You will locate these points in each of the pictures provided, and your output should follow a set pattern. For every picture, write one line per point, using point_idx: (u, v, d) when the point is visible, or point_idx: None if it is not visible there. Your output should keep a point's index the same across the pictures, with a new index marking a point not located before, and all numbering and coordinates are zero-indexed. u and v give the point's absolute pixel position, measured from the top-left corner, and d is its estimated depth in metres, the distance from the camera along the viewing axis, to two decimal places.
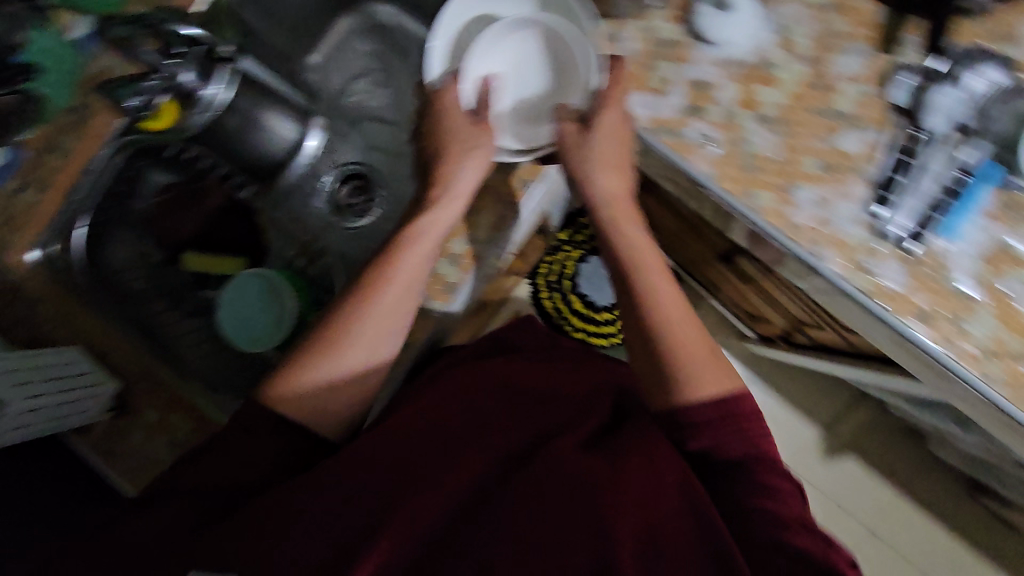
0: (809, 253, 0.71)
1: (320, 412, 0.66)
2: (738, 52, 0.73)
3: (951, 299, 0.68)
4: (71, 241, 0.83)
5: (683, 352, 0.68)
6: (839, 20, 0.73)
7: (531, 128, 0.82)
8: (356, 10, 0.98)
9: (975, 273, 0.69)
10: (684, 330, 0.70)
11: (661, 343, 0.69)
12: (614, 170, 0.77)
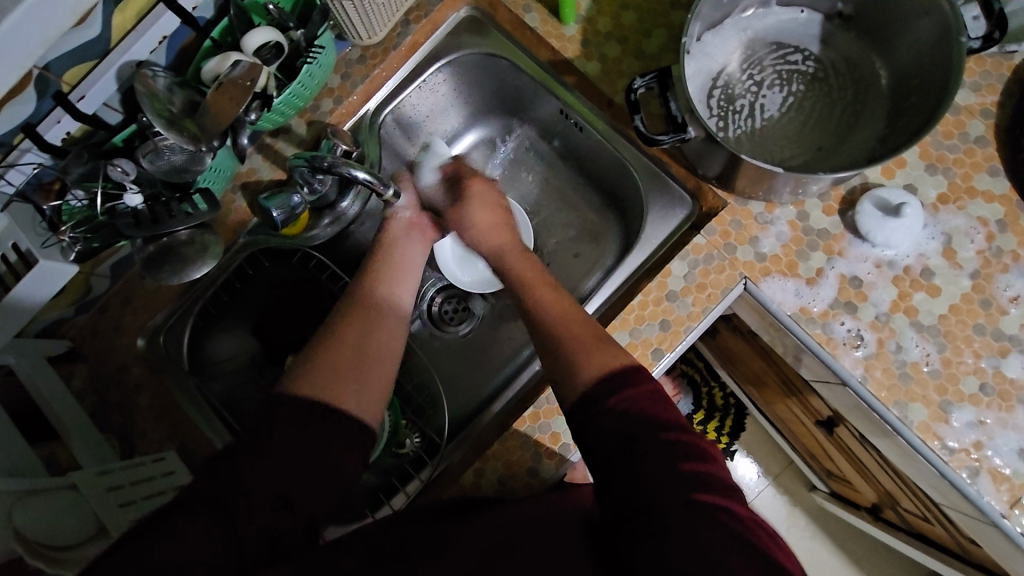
0: (880, 403, 0.68)
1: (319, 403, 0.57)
2: (896, 253, 0.70)
3: (1001, 422, 0.66)
4: (182, 338, 0.82)
5: (573, 345, 0.62)
6: (1005, 237, 0.69)
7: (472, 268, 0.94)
8: (484, 129, 0.96)
9: (1012, 423, 0.66)
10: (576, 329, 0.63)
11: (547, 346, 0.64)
12: (690, 286, 0.72)
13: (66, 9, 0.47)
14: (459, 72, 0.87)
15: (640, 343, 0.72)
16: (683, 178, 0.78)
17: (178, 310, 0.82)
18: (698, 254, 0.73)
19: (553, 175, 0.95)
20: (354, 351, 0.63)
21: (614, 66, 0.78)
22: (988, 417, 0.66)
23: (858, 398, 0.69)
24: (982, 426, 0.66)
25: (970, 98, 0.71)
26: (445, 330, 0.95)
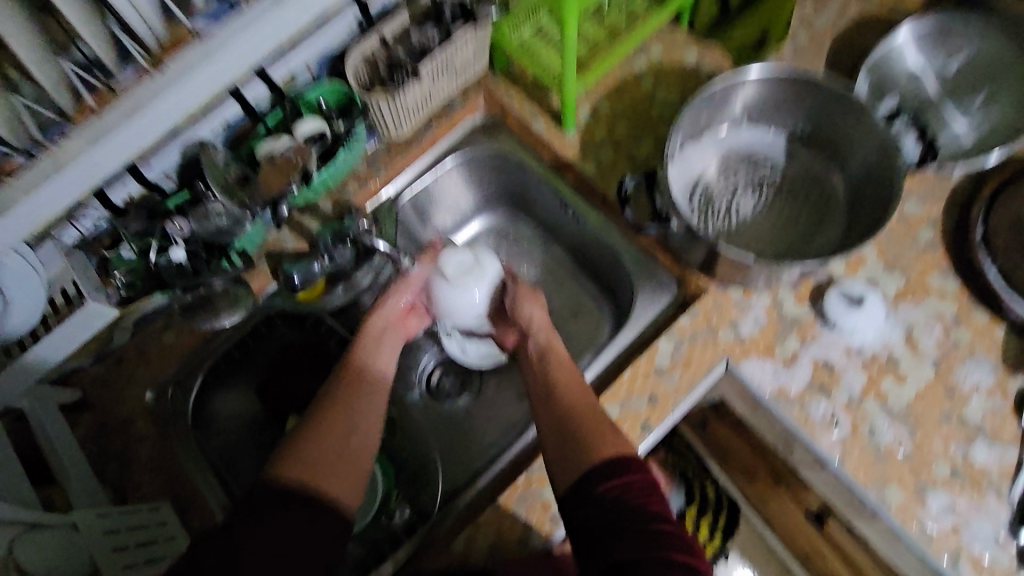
0: (858, 484, 0.71)
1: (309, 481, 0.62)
2: (864, 341, 0.76)
3: (976, 508, 0.68)
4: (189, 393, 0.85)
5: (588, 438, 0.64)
6: (959, 331, 0.75)
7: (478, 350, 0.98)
8: (491, 218, 1.06)
9: (984, 509, 0.68)
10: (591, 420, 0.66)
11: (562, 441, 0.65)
12: (677, 363, 0.78)
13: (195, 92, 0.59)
14: (472, 166, 0.98)
15: (629, 415, 0.76)
16: (670, 266, 0.86)
17: (190, 367, 0.85)
18: (683, 334, 0.79)
19: (551, 260, 1.03)
20: (345, 415, 0.69)
21: (609, 168, 0.88)
22: (961, 502, 0.69)
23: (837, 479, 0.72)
24: (957, 511, 0.68)
25: (918, 209, 0.81)
26: (443, 402, 0.98)
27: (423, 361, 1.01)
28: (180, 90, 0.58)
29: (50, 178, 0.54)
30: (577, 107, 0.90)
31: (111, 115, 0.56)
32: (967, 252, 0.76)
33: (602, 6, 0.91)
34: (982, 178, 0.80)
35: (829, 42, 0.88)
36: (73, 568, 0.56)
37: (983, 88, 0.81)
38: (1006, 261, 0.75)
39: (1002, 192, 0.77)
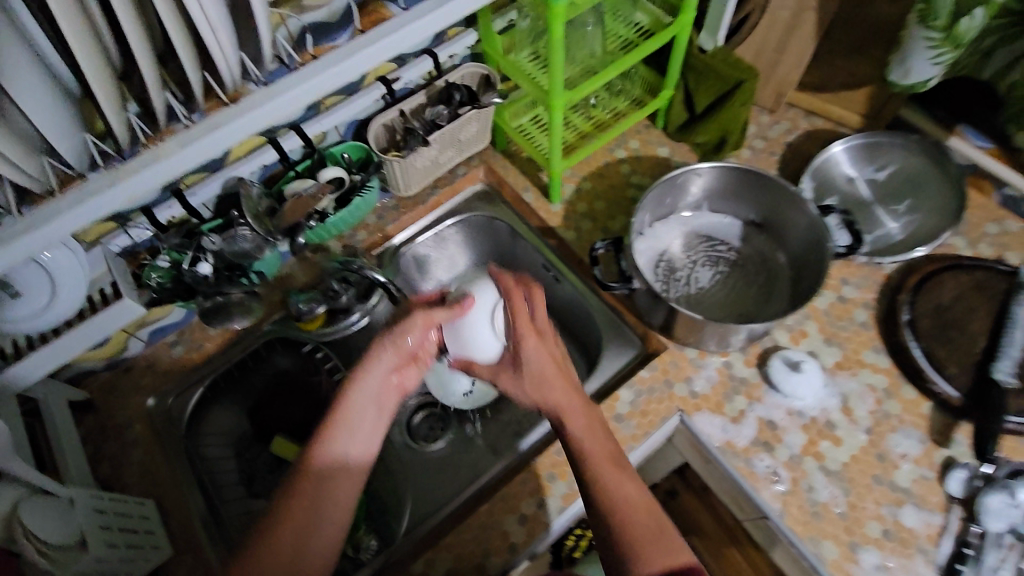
0: (797, 538, 0.76)
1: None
2: (805, 404, 0.84)
3: (903, 568, 0.73)
4: (186, 405, 0.91)
5: (640, 559, 0.57)
6: (891, 402, 0.83)
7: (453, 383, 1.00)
8: None
9: (911, 569, 0.73)
10: (643, 532, 0.59)
11: (616, 560, 0.59)
12: (635, 411, 0.85)
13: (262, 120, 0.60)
14: (468, 228, 1.10)
15: None
16: (635, 326, 0.95)
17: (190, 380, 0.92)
18: (642, 385, 0.87)
19: None
20: (309, 493, 0.61)
21: (587, 237, 1.01)
22: (890, 562, 0.73)
23: (777, 532, 0.77)
24: (885, 570, 0.73)
25: (855, 293, 0.91)
26: (420, 442, 1.05)
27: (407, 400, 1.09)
28: (253, 117, 0.59)
29: (121, 183, 0.56)
30: (563, 184, 1.05)
31: (174, 141, 0.57)
32: (895, 332, 0.86)
33: (590, 103, 1.08)
34: (909, 270, 0.91)
35: (781, 149, 1.04)
36: (65, 535, 0.62)
37: (908, 196, 0.94)
38: (929, 342, 0.84)
39: (924, 283, 0.88)
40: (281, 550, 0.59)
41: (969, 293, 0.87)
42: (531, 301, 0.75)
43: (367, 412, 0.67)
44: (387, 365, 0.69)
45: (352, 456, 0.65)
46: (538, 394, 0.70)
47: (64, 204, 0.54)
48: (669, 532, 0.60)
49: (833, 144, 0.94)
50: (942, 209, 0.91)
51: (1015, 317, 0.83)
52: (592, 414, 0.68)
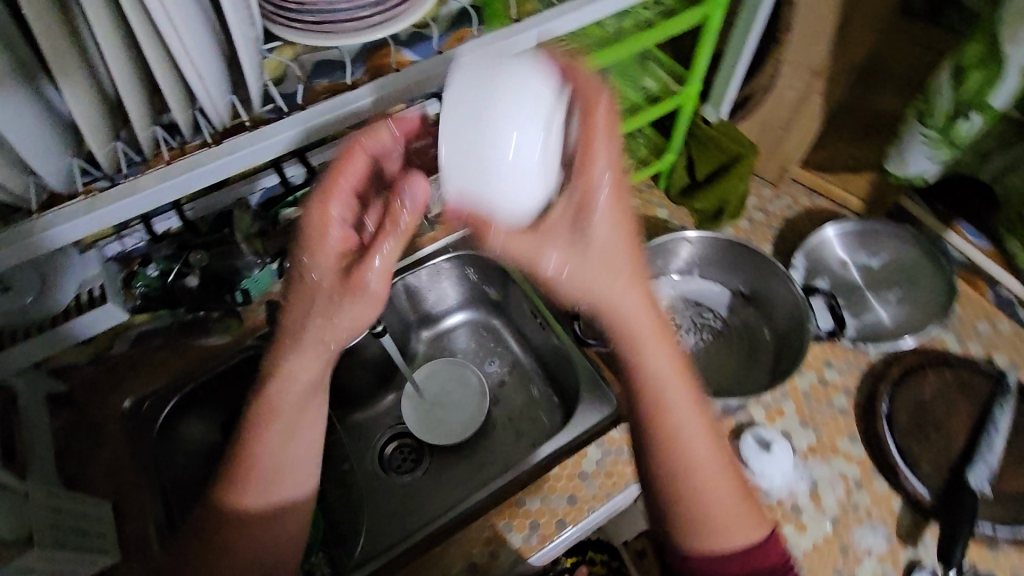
0: None
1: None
2: (773, 486, 0.82)
3: None
4: (159, 412, 0.92)
5: (707, 530, 0.56)
6: (861, 495, 0.81)
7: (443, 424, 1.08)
8: (473, 312, 1.19)
9: None
10: (721, 507, 0.57)
11: (679, 520, 0.57)
12: (601, 471, 0.85)
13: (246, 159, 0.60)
14: (463, 265, 1.12)
15: (548, 510, 0.83)
16: (613, 383, 0.95)
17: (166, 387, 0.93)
18: (612, 445, 0.87)
19: (517, 361, 1.14)
20: (259, 501, 0.63)
21: None
22: None
23: None
24: None
25: (836, 377, 0.89)
26: (391, 473, 1.06)
27: (386, 429, 1.11)
28: (238, 157, 0.59)
29: (100, 207, 0.56)
30: None
31: (159, 171, 0.58)
32: (872, 422, 0.85)
33: None
34: (894, 359, 0.90)
35: (777, 225, 1.03)
36: (12, 531, 0.63)
37: (899, 284, 0.95)
38: (904, 437, 0.83)
39: (907, 375, 0.87)
40: (243, 549, 0.62)
41: (951, 390, 0.86)
42: (598, 146, 0.54)
43: (298, 439, 0.64)
44: (303, 360, 0.61)
45: (290, 484, 0.64)
46: (601, 288, 0.57)
47: (29, 235, 0.54)
48: (749, 510, 0.58)
49: (827, 227, 0.96)
50: (931, 299, 0.91)
51: (994, 424, 0.82)
52: (672, 346, 0.60)
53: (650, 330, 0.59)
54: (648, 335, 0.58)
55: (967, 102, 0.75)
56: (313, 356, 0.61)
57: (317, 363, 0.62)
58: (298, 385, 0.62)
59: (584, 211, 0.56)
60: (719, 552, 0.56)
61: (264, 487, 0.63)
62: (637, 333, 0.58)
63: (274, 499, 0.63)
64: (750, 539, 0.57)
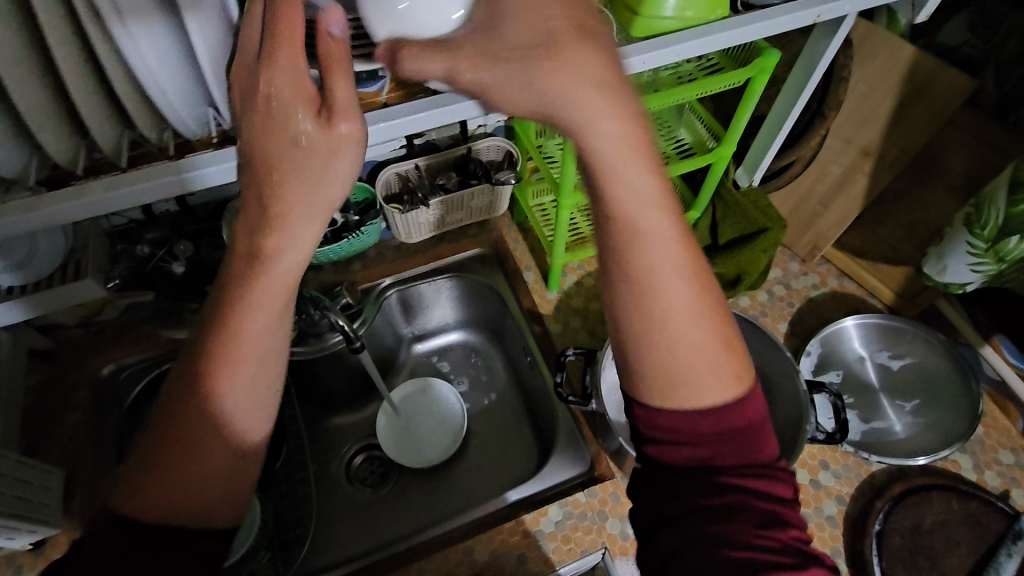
0: None
1: (183, 495, 0.44)
2: None
3: None
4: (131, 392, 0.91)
5: (677, 385, 0.48)
6: None
7: (433, 401, 1.08)
8: (467, 336, 1.15)
9: None
10: (695, 361, 0.48)
11: (656, 372, 0.49)
12: (558, 536, 0.80)
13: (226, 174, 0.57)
14: (463, 287, 1.08)
15: (495, 565, 0.78)
16: (591, 441, 0.89)
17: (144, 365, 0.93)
18: (574, 507, 0.82)
19: (503, 394, 1.10)
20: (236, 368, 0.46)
21: (572, 333, 1.00)
22: None
23: None
24: None
25: (831, 480, 0.81)
26: (354, 486, 1.02)
27: (356, 441, 1.08)
28: (219, 171, 0.57)
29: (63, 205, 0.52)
30: (565, 273, 1.04)
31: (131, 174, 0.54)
32: (860, 540, 0.77)
33: None
34: (898, 475, 0.81)
35: (798, 303, 0.96)
36: None
37: (918, 395, 0.87)
38: (893, 563, 0.75)
39: (911, 496, 0.79)
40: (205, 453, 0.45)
41: (957, 523, 0.78)
42: (551, 32, 0.47)
43: (263, 340, 0.47)
44: (251, 230, 0.47)
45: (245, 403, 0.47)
46: (562, 92, 0.47)
47: (172, 178, 0.55)
48: (727, 355, 0.50)
49: (848, 318, 0.89)
50: (952, 415, 0.83)
51: (999, 571, 0.75)
52: (650, 158, 0.49)
53: (628, 150, 0.48)
54: (628, 144, 0.48)
55: (1017, 218, 0.68)
56: (295, 235, 0.46)
57: (300, 249, 0.47)
58: (281, 279, 0.47)
59: (559, 36, 0.47)
60: (693, 409, 0.49)
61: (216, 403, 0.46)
62: (606, 153, 0.48)
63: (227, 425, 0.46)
64: (728, 392, 0.49)
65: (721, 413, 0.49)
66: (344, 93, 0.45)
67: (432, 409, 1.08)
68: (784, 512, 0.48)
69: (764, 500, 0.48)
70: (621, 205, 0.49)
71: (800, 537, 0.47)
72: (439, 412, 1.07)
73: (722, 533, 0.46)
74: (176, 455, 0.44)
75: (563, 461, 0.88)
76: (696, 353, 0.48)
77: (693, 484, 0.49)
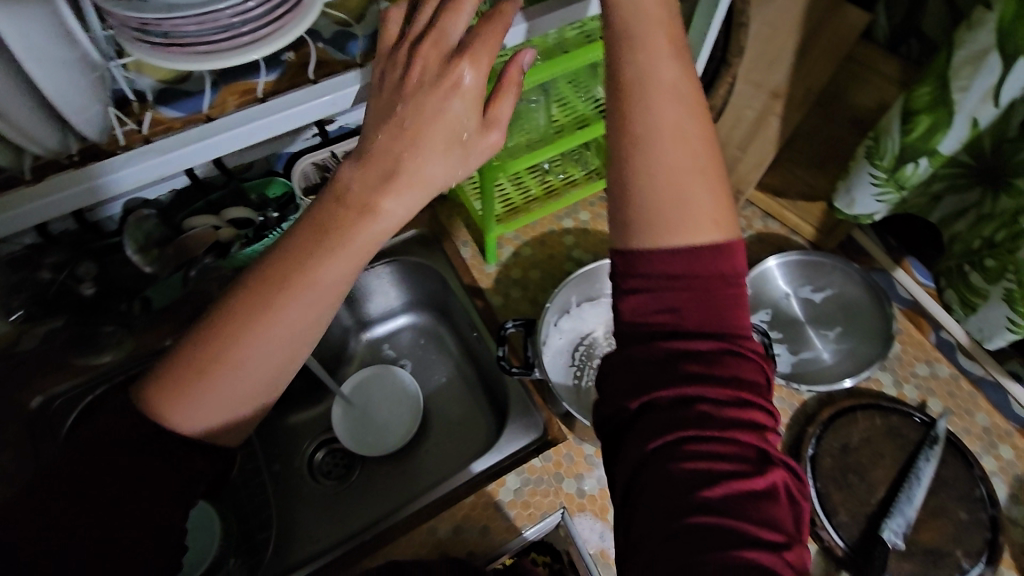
0: None
1: (212, 404, 0.50)
2: None
3: None
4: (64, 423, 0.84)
5: (663, 223, 0.52)
6: None
7: (386, 379, 1.08)
8: (414, 317, 1.14)
9: None
10: (685, 195, 0.53)
11: (648, 210, 0.53)
12: (518, 504, 0.82)
13: (139, 176, 0.61)
14: (403, 269, 1.07)
15: (461, 540, 0.80)
16: (542, 407, 0.92)
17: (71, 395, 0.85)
18: (531, 474, 0.84)
19: (457, 370, 1.10)
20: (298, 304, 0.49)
21: (514, 305, 1.01)
22: None
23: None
24: None
25: None
26: (318, 481, 1.02)
27: (315, 436, 1.07)
28: (134, 169, 0.61)
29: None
30: (501, 245, 1.04)
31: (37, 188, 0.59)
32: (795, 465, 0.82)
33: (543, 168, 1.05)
34: (827, 400, 0.87)
35: None
36: None
37: (840, 322, 0.92)
38: (826, 483, 0.81)
39: (839, 417, 0.85)
40: (243, 377, 0.50)
41: (880, 437, 0.84)
42: None
43: (334, 287, 0.50)
44: (368, 183, 0.50)
45: (261, 363, 0.50)
46: None
47: (86, 184, 0.59)
48: (712, 202, 0.53)
49: (770, 258, 0.93)
50: (870, 340, 0.88)
51: (917, 475, 0.80)
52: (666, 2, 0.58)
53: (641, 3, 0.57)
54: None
55: (914, 146, 0.72)
56: (404, 199, 0.50)
57: (405, 209, 0.51)
58: (371, 238, 0.50)
59: None
60: (666, 251, 0.52)
61: (242, 348, 0.49)
62: None
63: (266, 348, 0.50)
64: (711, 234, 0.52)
65: (711, 253, 0.52)
66: (493, 35, 0.53)
67: (386, 386, 1.08)
68: (756, 429, 0.48)
69: (734, 414, 0.48)
70: (632, 47, 0.56)
71: (762, 457, 0.46)
72: (393, 389, 1.07)
73: (684, 441, 0.47)
74: (222, 372, 0.49)
75: (521, 427, 0.91)
76: (686, 191, 0.53)
77: (657, 394, 0.49)
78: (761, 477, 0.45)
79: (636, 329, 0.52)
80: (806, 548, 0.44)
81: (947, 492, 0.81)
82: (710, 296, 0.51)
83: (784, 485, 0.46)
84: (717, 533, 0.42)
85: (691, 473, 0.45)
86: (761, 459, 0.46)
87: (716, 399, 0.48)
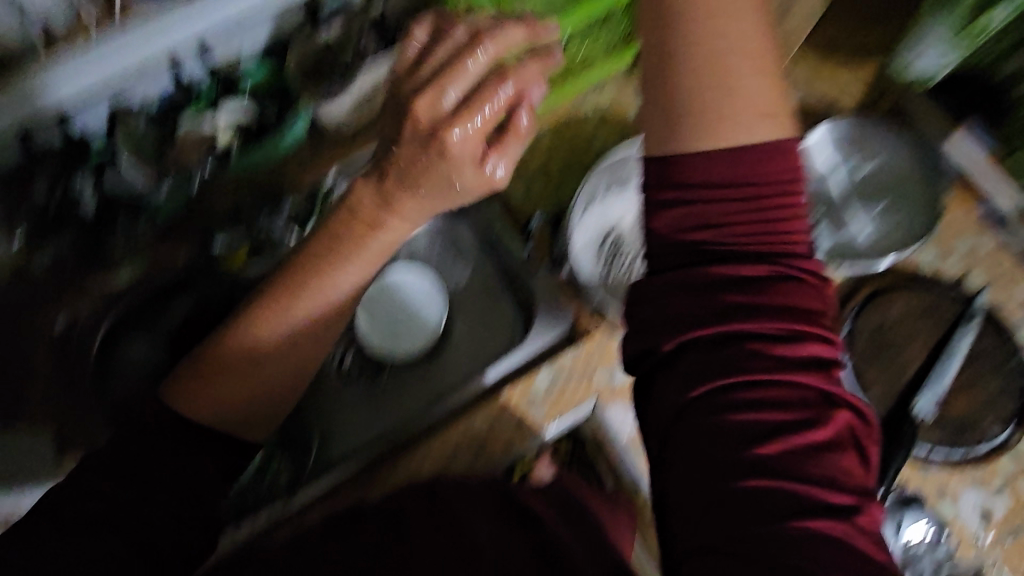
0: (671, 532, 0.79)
1: (240, 401, 0.61)
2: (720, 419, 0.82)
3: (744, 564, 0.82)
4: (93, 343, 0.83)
5: (702, 123, 0.50)
6: None
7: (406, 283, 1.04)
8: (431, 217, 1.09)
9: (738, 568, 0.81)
10: (728, 100, 0.51)
11: (686, 109, 0.51)
12: (551, 398, 0.84)
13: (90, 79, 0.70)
14: None
15: (500, 433, 0.83)
16: None
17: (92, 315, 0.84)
18: (562, 369, 0.85)
19: (480, 269, 1.07)
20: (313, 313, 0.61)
21: (536, 200, 0.96)
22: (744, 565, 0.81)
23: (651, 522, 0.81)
24: None
25: None
26: (346, 385, 1.02)
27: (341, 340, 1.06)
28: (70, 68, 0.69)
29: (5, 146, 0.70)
30: None
31: None
32: None
33: None
34: (863, 280, 0.85)
35: None
36: None
37: (887, 197, 0.86)
38: (858, 361, 0.82)
39: (874, 296, 0.84)
40: (267, 377, 0.62)
41: (917, 313, 0.83)
42: None
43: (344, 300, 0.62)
44: (377, 198, 0.59)
45: (279, 363, 0.62)
46: None
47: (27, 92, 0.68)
48: (755, 97, 0.51)
49: (812, 136, 0.88)
50: (915, 214, 0.84)
51: (955, 346, 0.79)
52: None
53: None
54: None
55: None
56: (462, 173, 0.58)
57: (442, 198, 0.59)
58: (383, 244, 0.61)
59: None
60: (707, 153, 0.50)
61: (269, 345, 0.61)
62: None
63: (282, 349, 0.62)
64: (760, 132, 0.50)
65: (758, 157, 0.50)
66: None
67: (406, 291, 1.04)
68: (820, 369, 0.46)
69: (796, 359, 0.45)
70: None
71: (826, 406, 0.45)
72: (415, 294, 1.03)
73: (741, 390, 0.45)
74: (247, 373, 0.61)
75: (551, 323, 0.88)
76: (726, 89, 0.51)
77: (704, 309, 0.47)
78: (825, 429, 0.44)
79: (678, 237, 0.50)
80: (876, 499, 0.43)
81: (982, 363, 0.80)
82: (758, 202, 0.49)
83: (848, 430, 0.45)
84: (773, 494, 0.42)
85: (737, 427, 0.44)
86: (825, 407, 0.45)
87: (771, 337, 0.46)
